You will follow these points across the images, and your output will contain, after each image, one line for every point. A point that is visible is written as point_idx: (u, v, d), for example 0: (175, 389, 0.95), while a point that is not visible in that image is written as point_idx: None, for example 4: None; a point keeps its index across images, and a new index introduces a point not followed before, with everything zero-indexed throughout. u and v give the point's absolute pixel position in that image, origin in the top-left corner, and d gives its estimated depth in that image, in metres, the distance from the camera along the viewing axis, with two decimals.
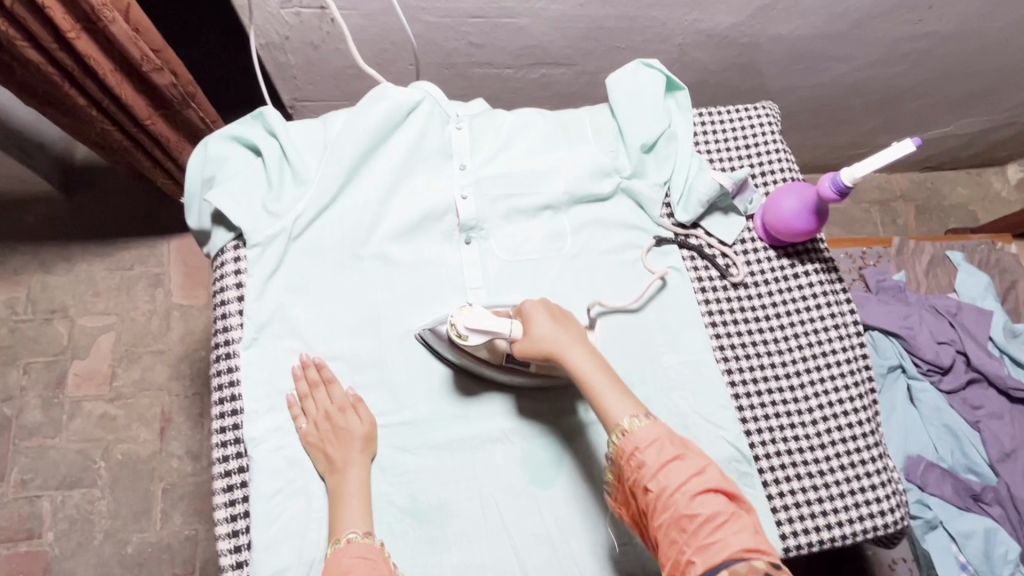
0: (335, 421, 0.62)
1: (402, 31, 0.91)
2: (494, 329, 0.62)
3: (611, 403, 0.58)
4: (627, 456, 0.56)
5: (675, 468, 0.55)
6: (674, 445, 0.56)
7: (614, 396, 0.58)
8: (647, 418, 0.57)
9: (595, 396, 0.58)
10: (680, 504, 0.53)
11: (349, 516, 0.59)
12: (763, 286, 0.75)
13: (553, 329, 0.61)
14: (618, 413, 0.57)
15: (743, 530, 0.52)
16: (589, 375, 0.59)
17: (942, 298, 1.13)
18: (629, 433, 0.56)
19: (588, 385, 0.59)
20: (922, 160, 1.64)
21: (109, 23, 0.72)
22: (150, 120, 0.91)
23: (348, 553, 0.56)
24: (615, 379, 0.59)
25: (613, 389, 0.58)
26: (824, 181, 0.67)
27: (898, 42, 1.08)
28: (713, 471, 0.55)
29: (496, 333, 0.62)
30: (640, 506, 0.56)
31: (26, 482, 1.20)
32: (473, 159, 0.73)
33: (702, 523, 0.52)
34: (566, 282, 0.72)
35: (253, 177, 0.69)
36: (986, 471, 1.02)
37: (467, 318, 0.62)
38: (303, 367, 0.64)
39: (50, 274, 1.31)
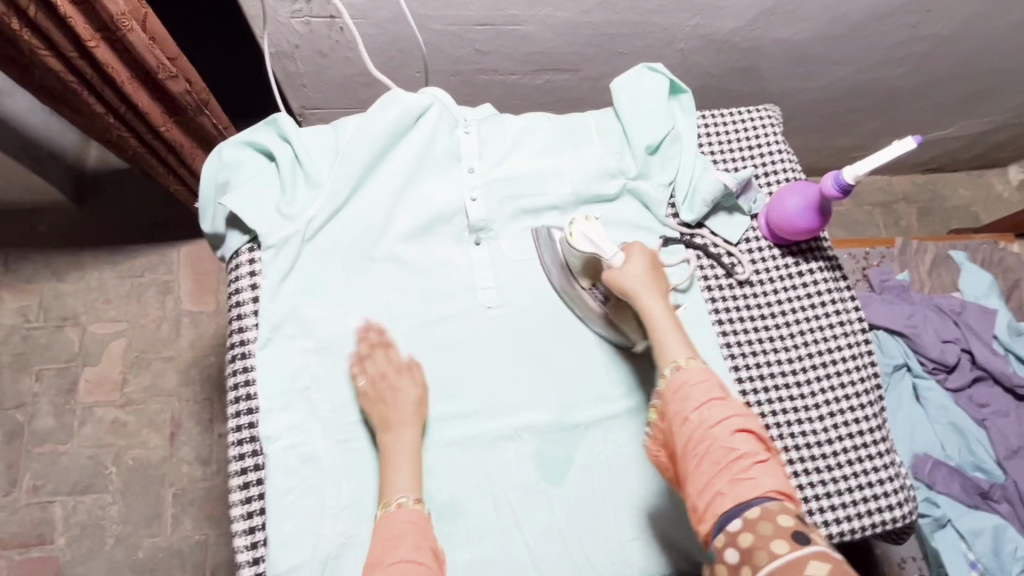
0: (391, 382, 0.64)
1: (409, 39, 0.93)
2: (601, 247, 0.66)
3: (670, 344, 0.60)
4: (673, 390, 0.57)
5: (716, 405, 0.55)
6: (721, 387, 0.57)
7: (675, 341, 0.60)
8: (701, 364, 0.59)
9: (657, 335, 0.61)
10: (721, 437, 0.53)
11: (400, 480, 0.60)
12: (769, 284, 0.76)
13: (644, 275, 0.64)
14: (675, 352, 0.60)
15: (776, 473, 0.53)
16: (657, 319, 0.62)
17: (946, 297, 1.13)
18: (680, 369, 0.58)
19: (653, 326, 0.62)
20: (923, 162, 1.66)
21: (127, 32, 0.75)
22: (165, 127, 0.93)
23: (400, 516, 0.57)
24: (682, 334, 0.61)
25: (677, 338, 0.61)
26: (828, 179, 0.68)
27: (897, 44, 1.09)
28: (753, 418, 0.56)
29: (597, 252, 0.67)
30: (675, 438, 0.56)
31: (38, 487, 1.21)
32: (482, 161, 0.75)
33: (739, 459, 0.52)
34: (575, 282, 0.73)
35: (268, 181, 0.71)
36: (994, 468, 1.02)
37: (585, 228, 0.68)
38: (366, 330, 0.68)
39: (62, 281, 1.33)
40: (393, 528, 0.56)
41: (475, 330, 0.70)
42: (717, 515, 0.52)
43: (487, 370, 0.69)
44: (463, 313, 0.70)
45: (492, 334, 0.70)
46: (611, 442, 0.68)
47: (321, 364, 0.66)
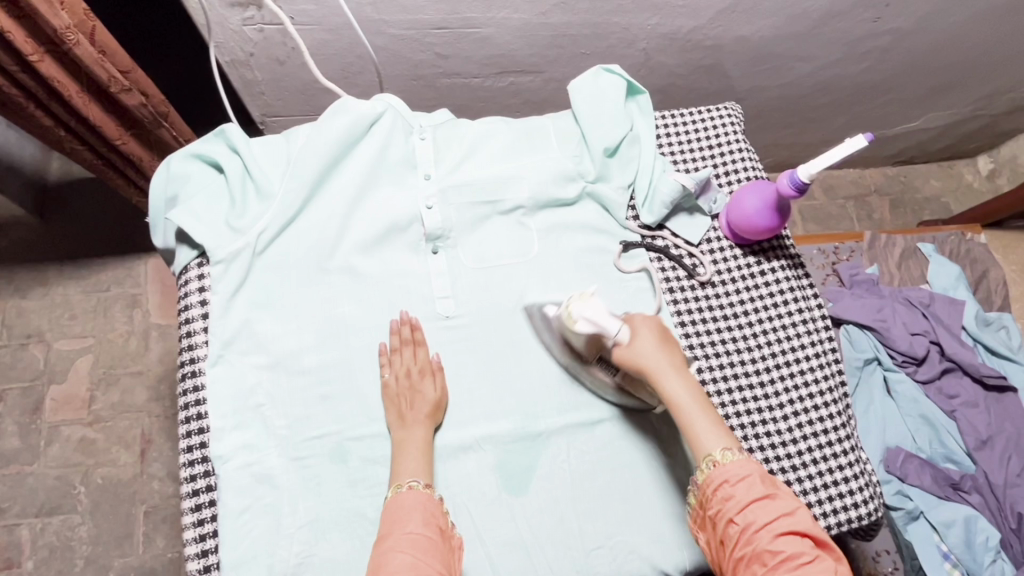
0: (414, 380, 0.65)
1: (367, 44, 0.92)
2: (605, 327, 0.62)
3: (702, 434, 0.58)
4: (714, 488, 0.57)
5: (761, 505, 0.54)
6: (765, 482, 0.56)
7: (705, 429, 0.58)
8: (740, 453, 0.58)
9: (685, 425, 0.59)
10: (763, 539, 0.53)
11: (406, 467, 0.61)
12: (731, 284, 0.76)
13: (655, 353, 0.61)
14: (709, 443, 0.58)
15: (825, 573, 0.51)
16: (683, 404, 0.59)
17: (915, 290, 1.14)
18: (718, 465, 0.57)
19: (682, 413, 0.59)
20: (894, 155, 1.67)
21: (73, 46, 0.72)
22: (121, 140, 0.91)
23: (410, 498, 0.57)
24: (712, 413, 0.59)
25: (707, 420, 0.59)
26: (784, 179, 0.68)
27: (859, 40, 1.10)
28: (803, 514, 0.54)
29: (600, 332, 0.63)
30: (719, 535, 0.56)
31: (4, 510, 1.18)
32: (437, 168, 0.74)
33: (785, 562, 0.51)
34: (536, 288, 0.72)
35: (217, 194, 0.69)
36: (964, 459, 1.03)
37: (582, 306, 0.63)
38: (400, 325, 0.68)
39: (25, 298, 1.30)
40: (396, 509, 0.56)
41: (432, 342, 0.69)
42: None
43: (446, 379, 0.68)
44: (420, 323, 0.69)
45: (451, 344, 0.69)
46: (573, 451, 0.67)
47: (274, 380, 0.65)
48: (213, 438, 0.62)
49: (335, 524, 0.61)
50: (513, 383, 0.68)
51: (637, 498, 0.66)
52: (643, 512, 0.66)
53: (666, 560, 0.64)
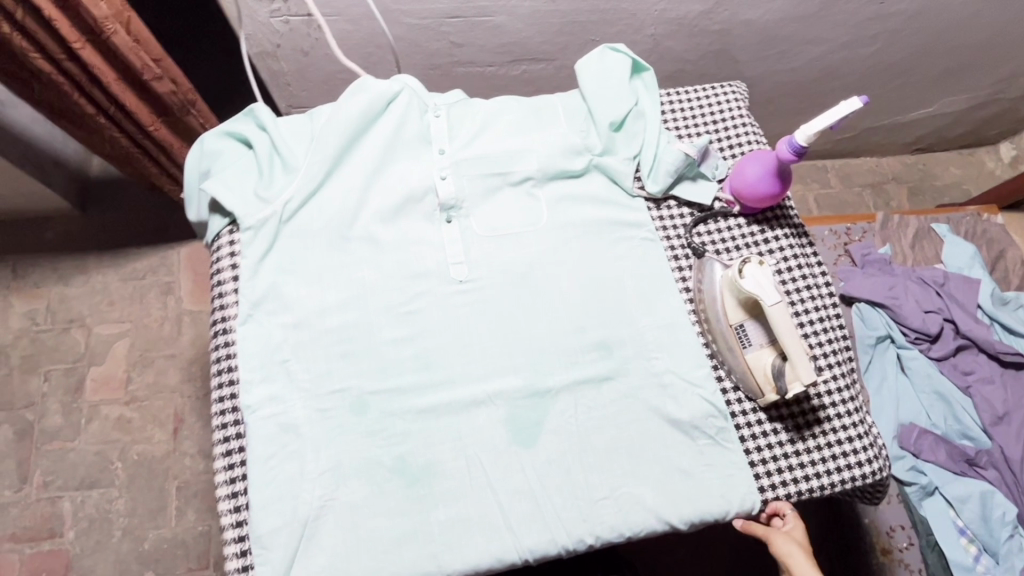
0: None
1: (384, 34, 0.97)
2: (764, 293, 0.67)
3: None
4: None
5: None
6: None
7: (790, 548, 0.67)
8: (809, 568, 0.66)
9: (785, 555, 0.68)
10: None
11: None
12: (735, 252, 0.78)
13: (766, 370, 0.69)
14: None
15: None
16: None
17: (928, 269, 1.14)
18: None
19: None
20: (911, 142, 1.66)
21: (111, 34, 0.79)
22: (154, 127, 0.98)
23: None
24: None
25: None
26: (782, 145, 0.71)
27: (866, 22, 1.11)
28: None
29: (759, 296, 0.68)
30: None
31: (47, 483, 1.25)
32: (451, 143, 0.78)
33: None
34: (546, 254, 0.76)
35: (249, 168, 0.75)
36: (980, 435, 1.02)
37: (755, 270, 0.69)
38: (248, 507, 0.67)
39: (68, 285, 1.38)
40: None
41: (446, 304, 0.73)
42: None
43: (459, 339, 0.71)
44: (434, 286, 0.73)
45: (464, 308, 0.73)
46: (580, 407, 0.70)
47: (297, 338, 0.69)
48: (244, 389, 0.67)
49: (355, 471, 0.65)
50: (522, 344, 0.72)
51: (641, 451, 0.69)
52: (646, 463, 0.68)
53: (670, 511, 0.66)
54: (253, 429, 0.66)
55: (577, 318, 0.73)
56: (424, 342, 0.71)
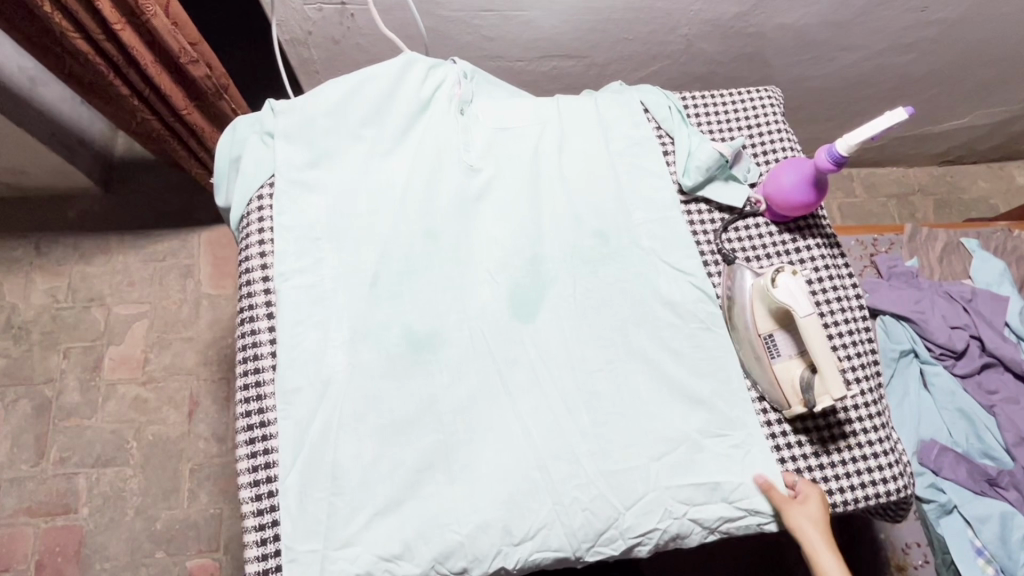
0: None
1: (416, 25, 0.97)
2: (794, 306, 0.66)
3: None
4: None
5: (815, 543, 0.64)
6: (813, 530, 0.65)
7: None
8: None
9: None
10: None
11: None
12: (765, 259, 0.77)
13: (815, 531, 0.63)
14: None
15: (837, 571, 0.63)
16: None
17: (956, 284, 1.12)
18: None
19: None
20: (940, 154, 1.63)
21: (150, 16, 0.78)
22: (187, 111, 0.98)
23: None
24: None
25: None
26: (822, 154, 0.69)
27: (904, 30, 1.09)
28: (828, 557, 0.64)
29: (792, 308, 0.66)
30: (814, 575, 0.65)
31: (64, 459, 1.27)
32: (495, 124, 0.78)
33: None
34: (584, 263, 0.73)
35: (293, 141, 0.73)
36: (1002, 455, 1.01)
37: (788, 281, 0.67)
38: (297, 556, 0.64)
39: (90, 264, 1.39)
40: None
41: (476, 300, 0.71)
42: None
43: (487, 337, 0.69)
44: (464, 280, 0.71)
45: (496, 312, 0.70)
46: (629, 389, 0.69)
47: (318, 315, 0.68)
48: (293, 371, 0.66)
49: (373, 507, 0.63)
50: (548, 362, 0.69)
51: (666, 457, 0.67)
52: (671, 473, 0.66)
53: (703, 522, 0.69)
54: (288, 426, 0.65)
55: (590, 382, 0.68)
56: (476, 329, 0.69)
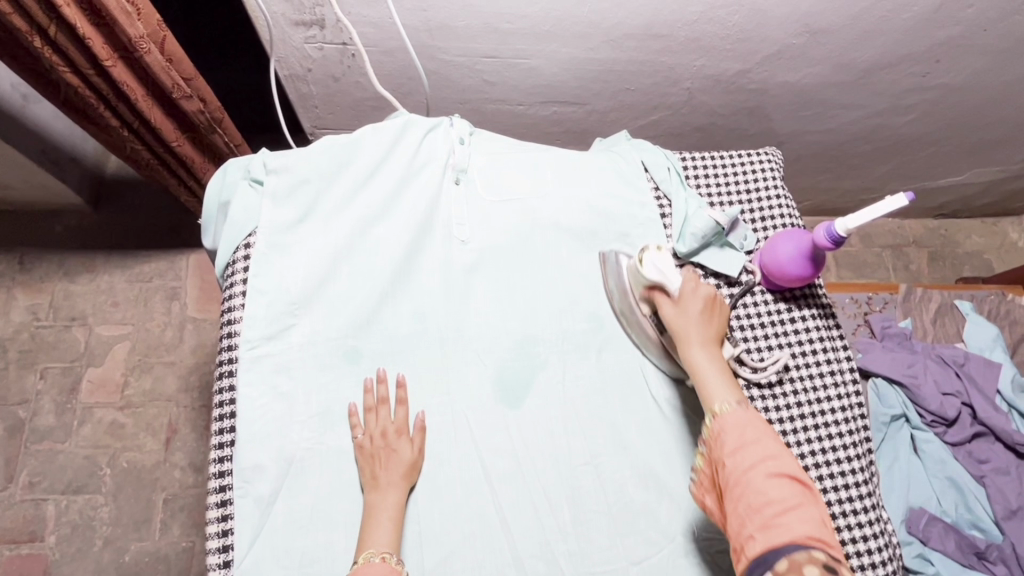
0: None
1: (417, 68, 0.96)
2: (668, 279, 0.67)
3: (712, 389, 0.62)
4: (714, 436, 0.60)
5: (753, 451, 0.58)
6: (757, 430, 0.59)
7: (719, 384, 0.63)
8: (741, 407, 0.61)
9: (701, 377, 0.64)
10: (754, 481, 0.56)
11: (378, 534, 0.61)
12: (760, 329, 0.76)
13: (700, 315, 0.66)
14: (718, 396, 0.62)
15: (807, 519, 0.54)
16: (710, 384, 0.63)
17: (949, 348, 1.12)
18: (719, 415, 0.61)
19: (705, 389, 0.63)
20: (936, 208, 1.64)
21: (143, 53, 0.77)
22: (177, 143, 0.96)
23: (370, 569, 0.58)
24: (730, 386, 0.63)
25: (724, 386, 0.63)
26: (820, 230, 0.69)
27: (906, 92, 1.09)
28: (790, 462, 0.57)
29: (663, 283, 0.67)
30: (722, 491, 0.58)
31: (33, 485, 1.23)
32: (493, 194, 0.77)
33: (772, 504, 0.54)
34: (575, 338, 0.72)
35: (282, 201, 0.72)
36: (992, 528, 0.99)
37: (655, 257, 0.68)
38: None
39: (73, 282, 1.36)
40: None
41: (463, 365, 0.70)
42: (748, 558, 0.54)
43: (472, 404, 0.69)
44: (452, 344, 0.71)
45: (480, 379, 0.70)
46: (615, 489, 0.67)
47: (292, 383, 0.67)
48: (266, 449, 0.64)
49: None
50: (527, 447, 0.68)
51: (644, 535, 0.66)
52: (650, 554, 0.65)
53: None
54: (246, 504, 0.63)
55: (569, 466, 0.68)
56: (457, 413, 0.68)
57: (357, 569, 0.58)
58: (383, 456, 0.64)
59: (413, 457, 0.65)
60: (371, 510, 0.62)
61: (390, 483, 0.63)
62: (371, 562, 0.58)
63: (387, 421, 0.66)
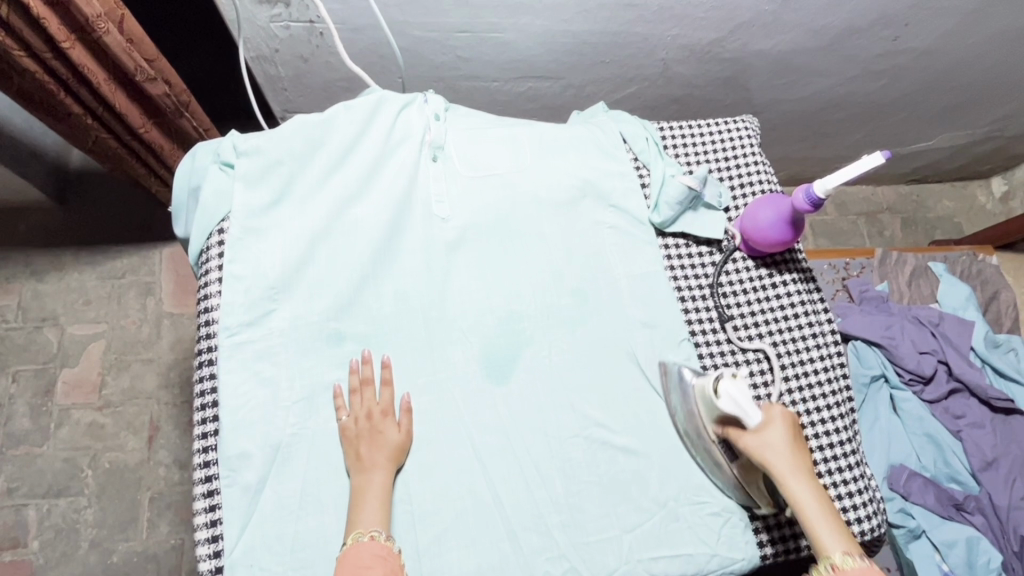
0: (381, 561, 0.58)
1: (388, 45, 0.94)
2: (748, 413, 0.62)
3: (826, 537, 0.58)
4: None
5: None
6: None
7: (830, 532, 0.58)
8: (863, 562, 0.57)
9: (805, 516, 0.59)
10: None
11: (367, 515, 0.60)
12: (742, 295, 0.77)
13: (785, 446, 0.61)
14: (831, 546, 0.58)
15: None
16: (810, 513, 0.59)
17: (924, 308, 1.14)
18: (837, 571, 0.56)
19: (808, 522, 0.59)
20: (908, 174, 1.66)
21: (102, 34, 0.74)
22: (144, 128, 0.93)
23: (366, 550, 0.58)
24: (835, 518, 0.59)
25: (831, 526, 0.59)
26: (800, 193, 0.69)
27: (877, 57, 1.09)
28: None
29: (740, 417, 0.62)
30: None
31: (12, 490, 1.20)
32: (471, 169, 0.75)
33: None
34: (559, 309, 0.72)
35: (255, 184, 0.70)
36: (969, 480, 1.03)
37: (730, 386, 0.62)
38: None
39: (42, 282, 1.31)
40: (360, 562, 0.57)
41: (449, 343, 0.69)
42: None
43: (458, 383, 0.68)
44: (435, 323, 0.70)
45: (465, 358, 0.69)
46: (606, 459, 0.67)
47: (271, 369, 0.65)
48: (246, 436, 0.63)
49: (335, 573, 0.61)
50: (516, 423, 0.68)
51: (635, 503, 0.66)
52: (642, 520, 0.66)
53: None
54: (234, 493, 0.62)
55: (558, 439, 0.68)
56: (445, 392, 0.68)
57: (345, 552, 0.58)
58: (368, 437, 0.63)
59: (399, 439, 0.64)
60: (357, 492, 0.62)
61: (375, 465, 0.62)
62: (360, 542, 0.58)
63: (373, 402, 0.65)
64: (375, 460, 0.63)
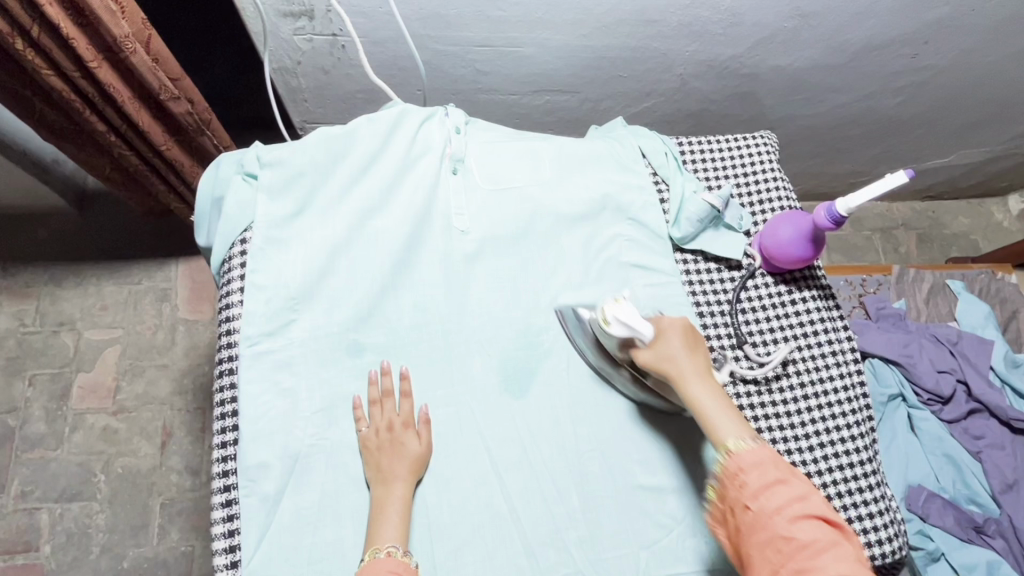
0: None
1: (409, 58, 0.95)
2: (637, 328, 0.63)
3: (718, 423, 0.59)
4: (730, 475, 0.56)
5: (776, 489, 0.54)
6: (778, 467, 0.55)
7: (725, 419, 0.59)
8: (755, 443, 0.57)
9: (703, 412, 0.60)
10: (780, 525, 0.52)
11: (386, 529, 0.60)
12: (761, 312, 0.76)
13: (684, 352, 0.63)
14: (725, 432, 0.58)
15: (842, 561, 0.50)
16: (705, 406, 0.60)
17: (942, 327, 1.13)
18: (733, 454, 0.57)
19: (702, 414, 0.60)
20: (923, 190, 1.65)
21: (130, 53, 0.75)
22: (165, 146, 0.94)
23: (385, 566, 0.57)
24: (730, 408, 0.60)
25: (728, 416, 0.59)
26: (821, 210, 0.69)
27: (895, 74, 1.09)
28: (816, 498, 0.54)
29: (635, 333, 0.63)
30: (738, 523, 0.55)
31: (26, 494, 1.21)
32: (491, 183, 0.76)
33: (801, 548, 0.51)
34: None
35: (278, 196, 0.70)
36: (989, 502, 1.01)
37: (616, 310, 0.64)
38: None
39: (60, 287, 1.33)
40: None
41: (467, 355, 0.69)
42: None
43: (476, 396, 0.68)
44: (453, 335, 0.70)
45: (483, 371, 0.69)
46: (623, 475, 0.67)
47: (288, 380, 0.66)
48: (264, 445, 0.63)
49: None
50: (532, 437, 0.67)
51: (653, 521, 0.66)
52: (660, 538, 0.65)
53: None
54: (252, 503, 0.62)
55: (575, 454, 0.67)
56: (463, 405, 0.68)
57: (364, 566, 0.58)
58: (389, 449, 0.63)
59: (420, 451, 0.64)
60: (378, 505, 0.61)
61: (396, 477, 0.62)
62: (378, 558, 0.58)
63: (393, 414, 0.65)
64: (395, 472, 0.62)
